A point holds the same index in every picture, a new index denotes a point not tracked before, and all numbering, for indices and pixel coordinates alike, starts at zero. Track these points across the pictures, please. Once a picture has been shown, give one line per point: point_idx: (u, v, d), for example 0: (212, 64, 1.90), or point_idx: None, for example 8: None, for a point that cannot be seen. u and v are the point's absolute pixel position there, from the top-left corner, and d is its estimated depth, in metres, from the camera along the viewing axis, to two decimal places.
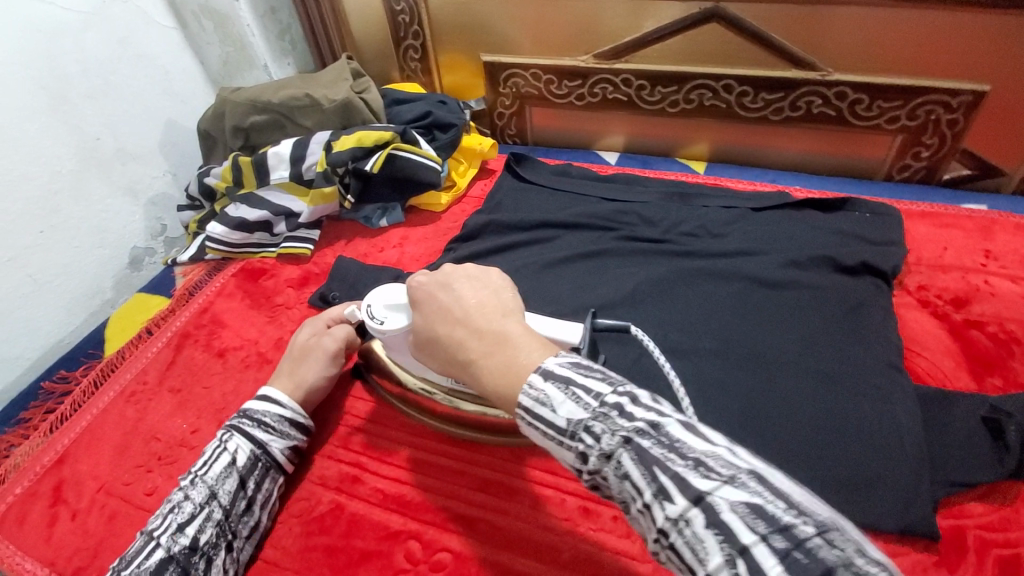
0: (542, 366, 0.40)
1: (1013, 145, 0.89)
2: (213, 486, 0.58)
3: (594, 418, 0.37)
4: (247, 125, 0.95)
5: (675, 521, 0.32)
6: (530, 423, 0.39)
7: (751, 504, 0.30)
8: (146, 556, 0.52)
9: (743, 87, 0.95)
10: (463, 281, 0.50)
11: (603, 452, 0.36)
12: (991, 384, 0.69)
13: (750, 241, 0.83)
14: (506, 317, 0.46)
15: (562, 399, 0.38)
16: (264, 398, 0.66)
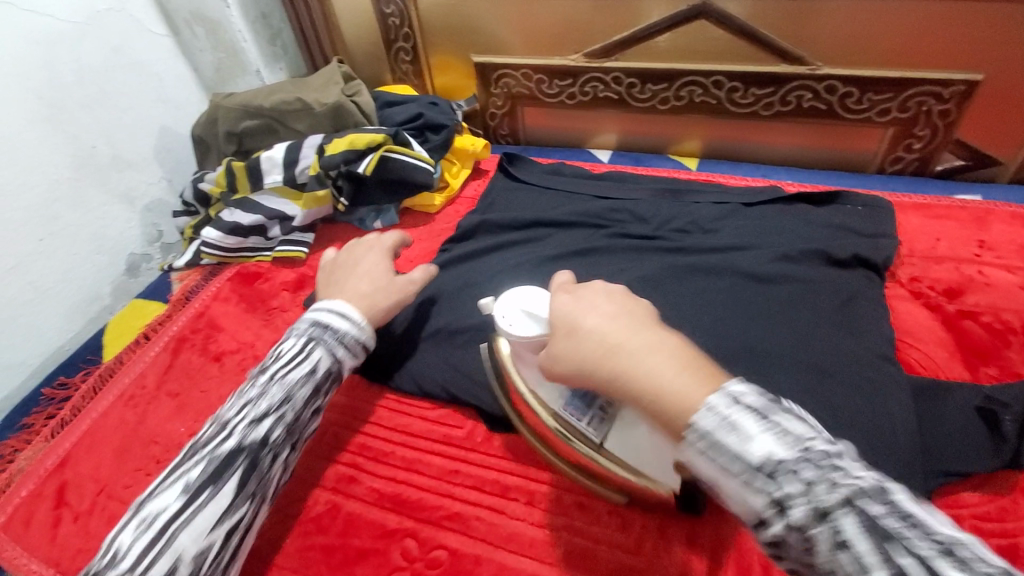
0: (727, 393, 0.37)
1: (1005, 134, 0.89)
2: (289, 388, 0.59)
3: (803, 465, 0.34)
4: (240, 130, 0.96)
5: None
6: (714, 448, 0.36)
7: None
8: (221, 441, 0.55)
9: (733, 83, 0.95)
10: (594, 295, 0.47)
11: (817, 507, 0.33)
12: (986, 374, 0.69)
13: (743, 236, 0.84)
14: (653, 329, 0.43)
15: (773, 440, 0.35)
16: (339, 314, 0.65)
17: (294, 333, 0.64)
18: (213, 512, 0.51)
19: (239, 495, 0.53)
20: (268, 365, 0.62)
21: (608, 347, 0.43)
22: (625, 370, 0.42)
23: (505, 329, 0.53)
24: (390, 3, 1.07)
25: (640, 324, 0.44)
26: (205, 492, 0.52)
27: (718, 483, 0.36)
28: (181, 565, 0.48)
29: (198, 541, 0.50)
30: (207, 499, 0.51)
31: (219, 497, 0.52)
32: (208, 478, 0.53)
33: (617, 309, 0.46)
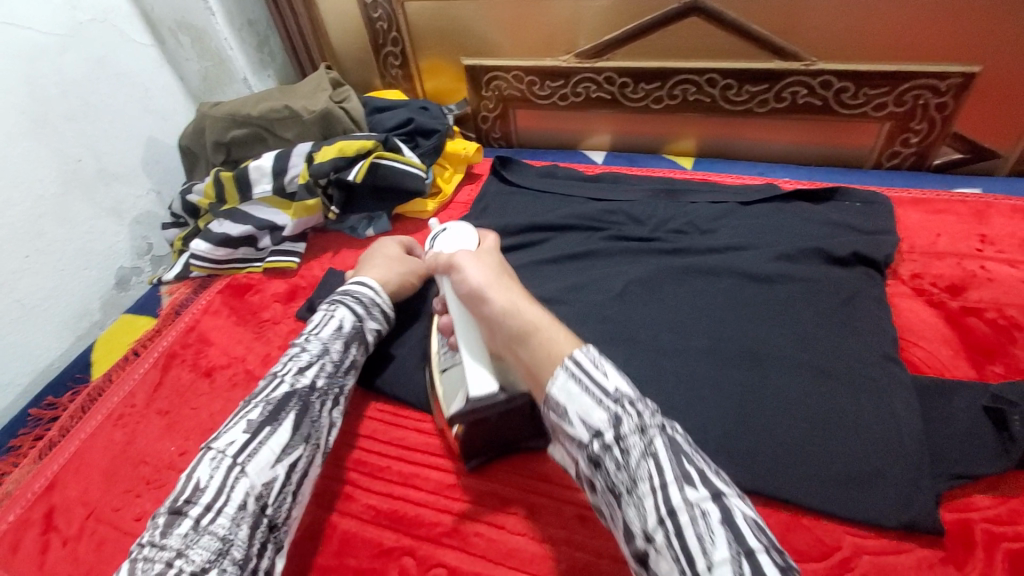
0: (585, 347, 0.46)
1: (1004, 126, 0.88)
2: (325, 344, 0.64)
3: (640, 402, 0.43)
4: (228, 139, 0.94)
5: (691, 506, 0.39)
6: (576, 376, 0.44)
7: (751, 519, 0.39)
8: (274, 388, 0.58)
9: (727, 81, 0.94)
10: (491, 272, 0.56)
11: (641, 425, 0.42)
12: (991, 371, 0.68)
13: (741, 236, 0.82)
14: (535, 308, 0.52)
15: (619, 377, 0.44)
16: (365, 286, 0.72)
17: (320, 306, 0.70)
18: (275, 448, 0.54)
19: (296, 435, 0.56)
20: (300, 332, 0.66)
21: (515, 300, 0.52)
22: (521, 316, 0.50)
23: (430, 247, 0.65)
24: (378, 7, 1.06)
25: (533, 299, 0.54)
26: (266, 428, 0.54)
27: (571, 405, 0.43)
28: (250, 497, 0.50)
29: (263, 475, 0.52)
30: (270, 434, 0.54)
31: (279, 434, 0.55)
32: (266, 418, 0.55)
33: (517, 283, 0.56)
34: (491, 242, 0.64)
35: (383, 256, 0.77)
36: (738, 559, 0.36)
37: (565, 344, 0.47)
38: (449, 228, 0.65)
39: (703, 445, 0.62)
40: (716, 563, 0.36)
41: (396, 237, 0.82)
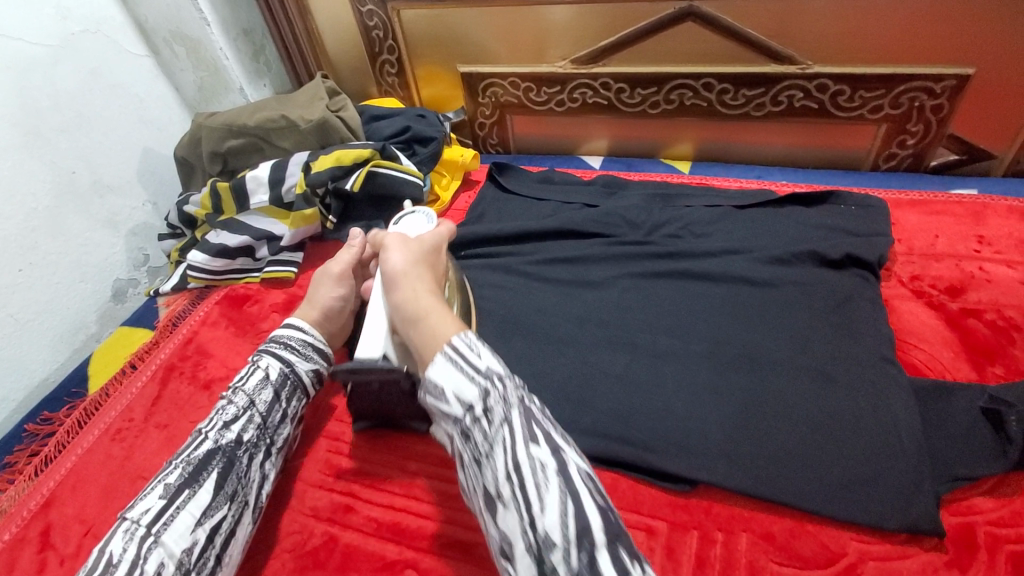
0: (464, 332, 0.51)
1: (999, 128, 0.88)
2: (252, 395, 0.61)
3: (504, 375, 0.49)
4: (224, 150, 0.93)
5: (535, 462, 0.46)
6: (453, 359, 0.49)
7: (583, 470, 0.47)
8: (196, 446, 0.56)
9: (723, 85, 0.94)
10: (411, 258, 0.62)
11: (504, 396, 0.48)
12: (992, 373, 0.67)
13: (738, 240, 0.82)
14: (434, 296, 0.57)
15: (491, 356, 0.50)
16: (288, 325, 0.69)
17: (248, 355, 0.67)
18: (196, 511, 0.52)
19: (219, 494, 0.55)
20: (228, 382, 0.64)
21: (417, 286, 0.58)
22: (415, 301, 0.56)
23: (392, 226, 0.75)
24: (373, 15, 1.06)
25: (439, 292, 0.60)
26: (185, 492, 0.53)
27: (446, 381, 0.48)
28: (166, 567, 0.49)
29: (182, 541, 0.51)
30: (189, 498, 0.52)
31: (200, 496, 0.53)
32: (184, 481, 0.54)
33: (431, 273, 0.62)
34: (443, 229, 0.70)
35: (327, 281, 0.71)
36: (566, 502, 0.44)
37: (453, 329, 0.52)
38: (417, 212, 0.75)
39: (704, 452, 0.61)
40: (548, 508, 0.44)
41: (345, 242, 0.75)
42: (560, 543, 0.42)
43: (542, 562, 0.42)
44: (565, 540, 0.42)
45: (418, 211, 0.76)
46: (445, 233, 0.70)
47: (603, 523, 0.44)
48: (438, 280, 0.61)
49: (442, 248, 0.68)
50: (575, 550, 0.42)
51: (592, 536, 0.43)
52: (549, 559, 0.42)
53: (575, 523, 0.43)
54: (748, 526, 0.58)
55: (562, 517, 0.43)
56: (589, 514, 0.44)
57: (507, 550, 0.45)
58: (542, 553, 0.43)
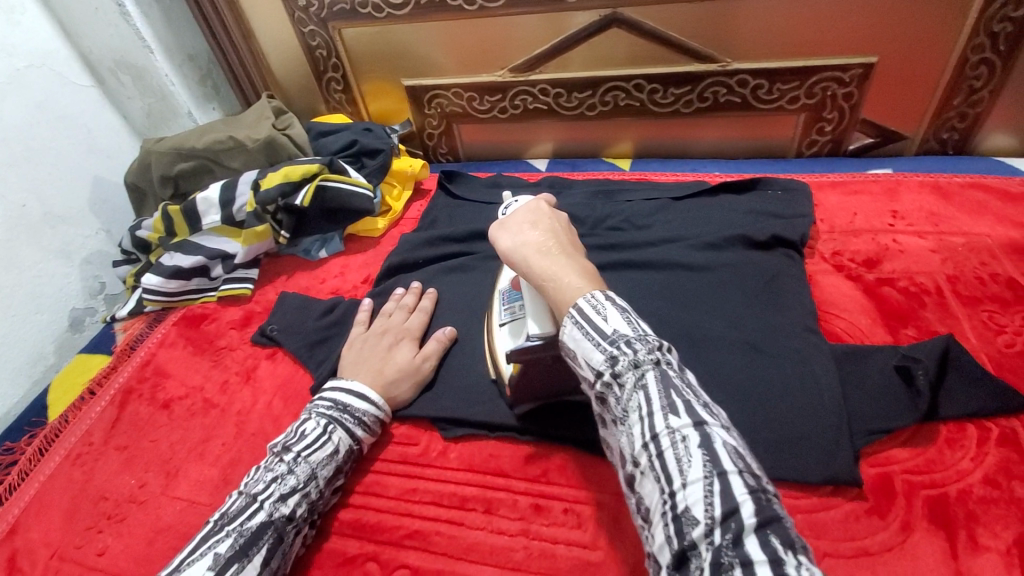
0: (595, 292, 0.50)
1: (905, 110, 0.96)
2: (314, 468, 0.60)
3: (635, 336, 0.46)
4: (175, 173, 0.95)
5: (673, 432, 0.41)
6: (578, 322, 0.48)
7: (735, 448, 0.41)
8: (250, 515, 0.54)
9: (652, 85, 1.00)
10: (520, 230, 0.57)
11: (634, 361, 0.45)
12: (906, 335, 0.73)
13: (674, 229, 0.87)
14: (558, 263, 0.53)
15: (620, 319, 0.47)
16: (363, 396, 0.67)
17: (314, 413, 0.64)
18: None
19: (264, 572, 0.53)
20: (290, 440, 0.61)
21: (527, 253, 0.55)
22: (529, 270, 0.54)
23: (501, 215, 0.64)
24: (315, 35, 1.09)
25: (558, 247, 0.55)
26: (234, 567, 0.50)
27: (577, 349, 0.48)
28: None
29: None
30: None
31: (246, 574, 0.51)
32: (235, 552, 0.51)
33: (543, 233, 0.56)
34: (543, 198, 0.62)
35: (406, 380, 0.71)
36: (709, 480, 0.39)
37: (576, 287, 0.51)
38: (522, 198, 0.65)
39: None
40: (689, 481, 0.39)
41: (438, 343, 0.73)
42: (701, 520, 0.38)
43: (682, 539, 0.38)
44: (707, 517, 0.37)
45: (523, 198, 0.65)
46: (544, 203, 0.62)
47: (755, 506, 0.37)
48: (558, 239, 0.56)
49: (546, 203, 0.61)
50: (717, 529, 0.37)
51: (739, 518, 0.37)
52: (689, 536, 0.38)
53: (719, 501, 0.38)
54: None
55: (705, 494, 0.38)
56: (738, 495, 0.38)
57: (650, 521, 0.42)
58: (682, 532, 0.38)
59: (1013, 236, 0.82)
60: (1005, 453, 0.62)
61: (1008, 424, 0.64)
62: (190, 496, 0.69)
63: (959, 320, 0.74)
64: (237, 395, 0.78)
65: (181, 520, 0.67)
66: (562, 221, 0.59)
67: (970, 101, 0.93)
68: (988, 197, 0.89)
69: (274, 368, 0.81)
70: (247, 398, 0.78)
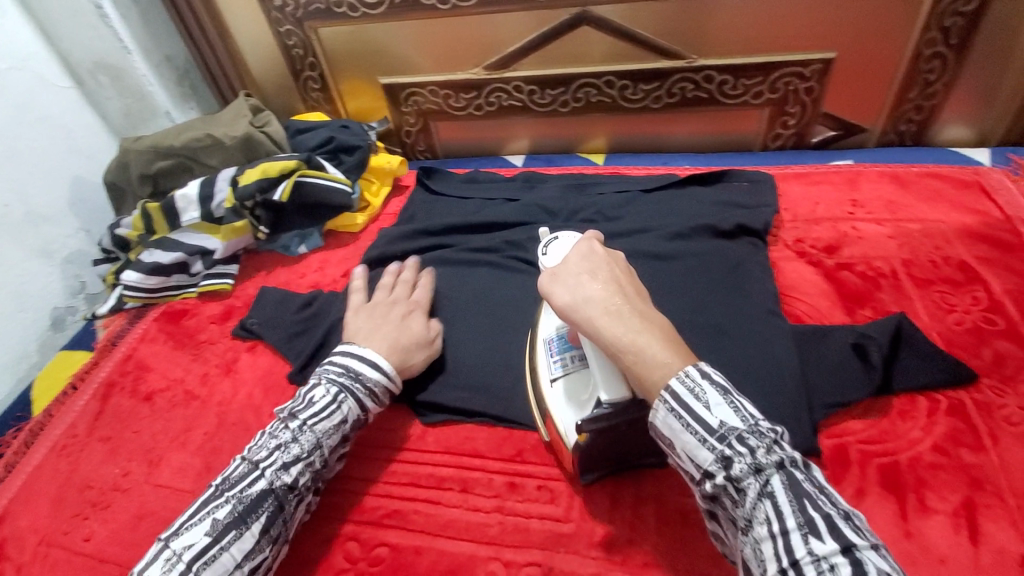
0: (696, 365, 0.49)
1: (864, 104, 1.00)
2: (319, 437, 0.60)
3: (750, 432, 0.47)
4: (153, 171, 0.96)
5: (815, 557, 0.41)
6: (677, 412, 0.47)
7: (892, 575, 0.40)
8: (251, 483, 0.56)
9: (623, 82, 1.03)
10: (581, 285, 0.53)
11: (756, 465, 0.45)
12: (862, 315, 0.77)
13: (645, 220, 0.90)
14: (630, 326, 0.50)
15: (727, 411, 0.47)
16: (375, 365, 0.65)
17: (323, 379, 0.63)
18: (237, 554, 0.53)
19: (263, 538, 0.55)
20: (298, 407, 0.61)
21: (593, 313, 0.51)
22: (603, 335, 0.50)
23: (540, 256, 0.61)
24: (291, 35, 1.10)
25: (625, 300, 0.51)
26: (231, 533, 0.53)
27: (676, 440, 0.48)
28: None
29: None
30: (234, 540, 0.53)
31: (243, 540, 0.53)
32: (234, 519, 0.54)
33: (605, 286, 0.52)
34: (589, 234, 0.58)
35: (420, 351, 0.70)
36: None
37: (662, 360, 0.49)
38: (561, 235, 0.62)
39: None
40: None
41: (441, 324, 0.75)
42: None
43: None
44: None
45: (561, 233, 0.63)
46: (589, 239, 0.57)
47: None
48: (622, 291, 0.52)
49: (599, 243, 0.56)
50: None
51: None
52: None
53: None
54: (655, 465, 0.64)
55: None
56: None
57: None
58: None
59: (963, 221, 0.87)
60: (953, 423, 0.65)
61: (956, 396, 0.67)
62: (173, 483, 0.70)
63: (912, 300, 0.77)
64: (218, 386, 0.79)
65: (164, 506, 0.68)
66: (616, 261, 0.56)
67: (924, 94, 0.97)
68: (942, 185, 0.93)
69: (255, 360, 0.82)
70: (228, 389, 0.79)
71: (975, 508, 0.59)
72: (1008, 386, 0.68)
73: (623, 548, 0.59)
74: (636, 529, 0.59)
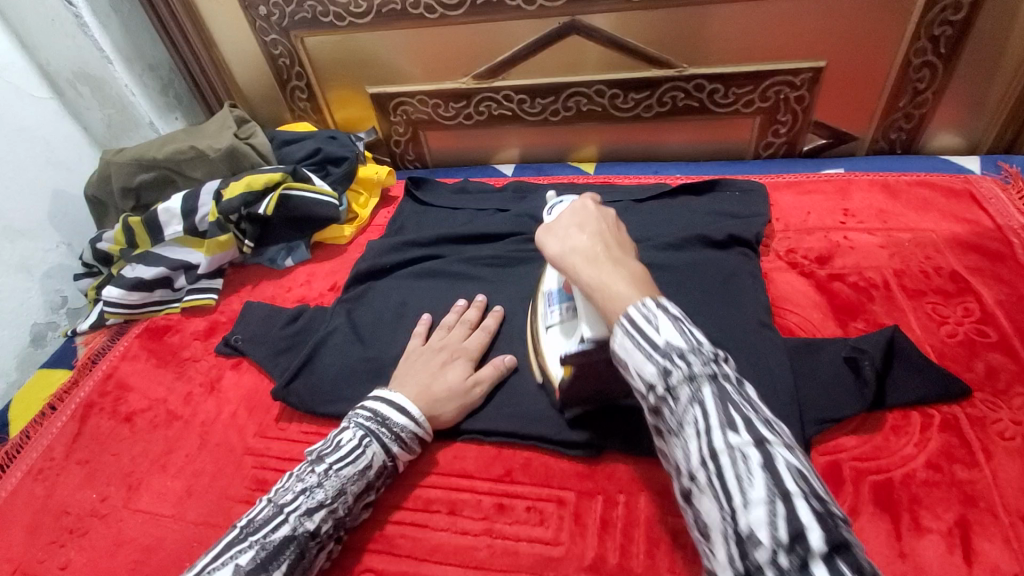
0: (652, 300, 0.46)
1: (855, 113, 1.00)
2: (344, 483, 0.58)
3: (691, 350, 0.43)
4: (136, 184, 0.94)
5: (733, 450, 0.39)
6: (630, 332, 0.45)
7: (802, 470, 0.39)
8: (274, 527, 0.54)
9: (613, 91, 1.02)
10: (568, 234, 0.53)
11: (689, 373, 0.42)
12: (855, 328, 0.76)
13: (637, 231, 0.89)
14: (610, 269, 0.50)
15: (673, 330, 0.44)
16: (402, 410, 0.64)
17: (352, 422, 0.62)
18: None
19: None
20: (325, 451, 0.60)
21: (575, 260, 0.51)
22: (579, 280, 0.51)
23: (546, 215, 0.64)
24: (277, 44, 1.09)
25: (610, 250, 0.51)
26: None
27: (627, 360, 0.45)
28: None
29: None
30: None
31: None
32: (256, 564, 0.51)
33: (593, 235, 0.52)
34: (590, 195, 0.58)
35: (451, 400, 0.67)
36: (772, 502, 0.37)
37: (628, 296, 0.47)
38: (566, 199, 0.65)
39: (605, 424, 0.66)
40: (751, 504, 0.37)
41: (497, 367, 0.69)
42: (765, 543, 0.36)
43: (745, 561, 0.37)
44: (773, 542, 0.36)
45: (566, 199, 0.65)
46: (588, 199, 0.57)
47: (825, 533, 0.36)
48: (609, 242, 0.52)
49: (592, 202, 0.56)
50: (783, 554, 0.35)
51: (807, 544, 0.35)
52: (753, 561, 0.36)
53: (784, 527, 0.36)
54: (646, 485, 0.63)
55: (769, 519, 0.37)
56: (804, 517, 0.36)
57: (707, 538, 0.41)
58: (746, 554, 0.37)
59: (954, 231, 0.86)
60: (946, 438, 0.64)
61: (949, 410, 0.67)
62: (153, 508, 0.68)
63: (905, 312, 0.77)
64: (201, 406, 0.78)
65: (143, 532, 0.66)
66: (611, 219, 0.55)
67: (914, 103, 0.97)
68: (933, 194, 0.93)
69: (239, 378, 0.80)
70: (211, 409, 0.77)
71: (968, 527, 0.58)
72: (1001, 400, 0.67)
73: (614, 572, 0.57)
74: (627, 552, 0.58)
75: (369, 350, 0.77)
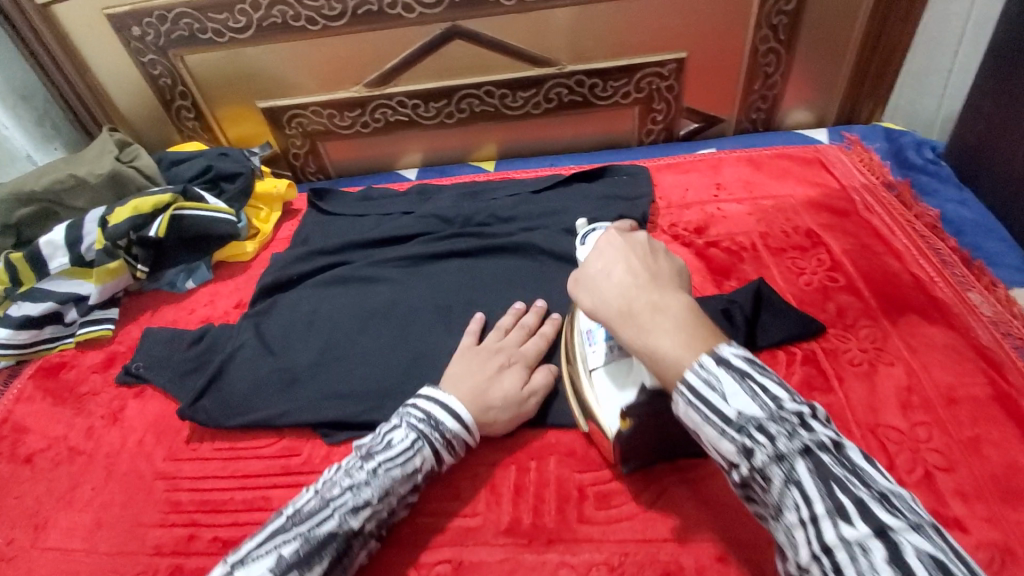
0: (716, 351, 0.44)
1: (719, 98, 1.11)
2: (392, 486, 0.57)
3: (770, 419, 0.41)
4: (14, 220, 0.89)
5: (849, 544, 0.37)
6: (692, 401, 0.43)
7: (934, 553, 0.35)
8: (319, 523, 0.53)
9: (501, 91, 1.07)
10: (602, 283, 0.51)
11: (777, 453, 0.41)
12: (730, 286, 0.85)
13: (534, 218, 0.94)
14: (653, 319, 0.46)
15: (743, 397, 0.42)
16: (456, 415, 0.62)
17: (405, 422, 0.61)
18: None
19: None
20: (376, 448, 0.58)
21: (610, 311, 0.49)
22: (616, 332, 0.49)
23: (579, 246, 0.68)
24: (156, 64, 1.06)
25: (647, 290, 0.49)
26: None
27: (698, 431, 0.44)
28: None
29: None
30: None
31: None
32: (297, 559, 0.50)
33: (626, 277, 0.50)
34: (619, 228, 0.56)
35: (507, 406, 0.65)
36: None
37: (674, 349, 0.45)
38: (597, 227, 0.69)
39: None
40: None
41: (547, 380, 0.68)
42: None
43: None
44: None
45: (597, 227, 0.69)
46: (615, 235, 0.54)
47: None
48: (644, 283, 0.49)
49: (616, 234, 0.54)
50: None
51: None
52: None
53: None
54: (555, 449, 0.67)
55: None
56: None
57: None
58: None
59: (809, 193, 0.98)
60: (809, 371, 0.74)
61: (809, 347, 0.76)
62: (62, 545, 0.66)
63: (770, 268, 0.87)
64: (105, 438, 0.75)
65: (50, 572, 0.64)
66: (643, 249, 0.53)
67: (766, 85, 1.09)
68: (790, 163, 1.05)
69: (144, 405, 0.78)
70: (115, 439, 0.75)
71: None
72: (850, 332, 0.77)
73: (530, 532, 0.61)
74: (540, 514, 0.62)
75: (280, 360, 0.77)
